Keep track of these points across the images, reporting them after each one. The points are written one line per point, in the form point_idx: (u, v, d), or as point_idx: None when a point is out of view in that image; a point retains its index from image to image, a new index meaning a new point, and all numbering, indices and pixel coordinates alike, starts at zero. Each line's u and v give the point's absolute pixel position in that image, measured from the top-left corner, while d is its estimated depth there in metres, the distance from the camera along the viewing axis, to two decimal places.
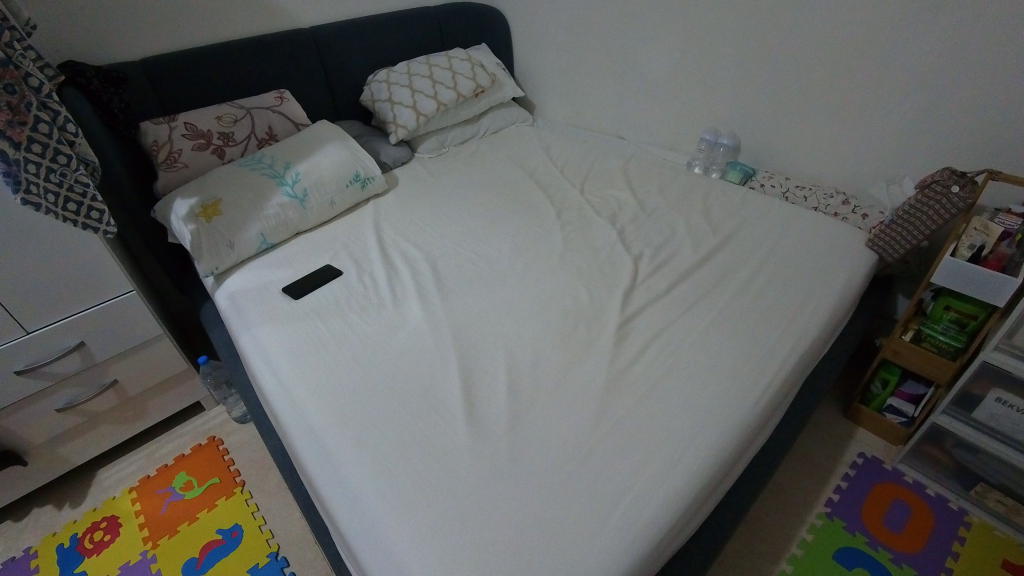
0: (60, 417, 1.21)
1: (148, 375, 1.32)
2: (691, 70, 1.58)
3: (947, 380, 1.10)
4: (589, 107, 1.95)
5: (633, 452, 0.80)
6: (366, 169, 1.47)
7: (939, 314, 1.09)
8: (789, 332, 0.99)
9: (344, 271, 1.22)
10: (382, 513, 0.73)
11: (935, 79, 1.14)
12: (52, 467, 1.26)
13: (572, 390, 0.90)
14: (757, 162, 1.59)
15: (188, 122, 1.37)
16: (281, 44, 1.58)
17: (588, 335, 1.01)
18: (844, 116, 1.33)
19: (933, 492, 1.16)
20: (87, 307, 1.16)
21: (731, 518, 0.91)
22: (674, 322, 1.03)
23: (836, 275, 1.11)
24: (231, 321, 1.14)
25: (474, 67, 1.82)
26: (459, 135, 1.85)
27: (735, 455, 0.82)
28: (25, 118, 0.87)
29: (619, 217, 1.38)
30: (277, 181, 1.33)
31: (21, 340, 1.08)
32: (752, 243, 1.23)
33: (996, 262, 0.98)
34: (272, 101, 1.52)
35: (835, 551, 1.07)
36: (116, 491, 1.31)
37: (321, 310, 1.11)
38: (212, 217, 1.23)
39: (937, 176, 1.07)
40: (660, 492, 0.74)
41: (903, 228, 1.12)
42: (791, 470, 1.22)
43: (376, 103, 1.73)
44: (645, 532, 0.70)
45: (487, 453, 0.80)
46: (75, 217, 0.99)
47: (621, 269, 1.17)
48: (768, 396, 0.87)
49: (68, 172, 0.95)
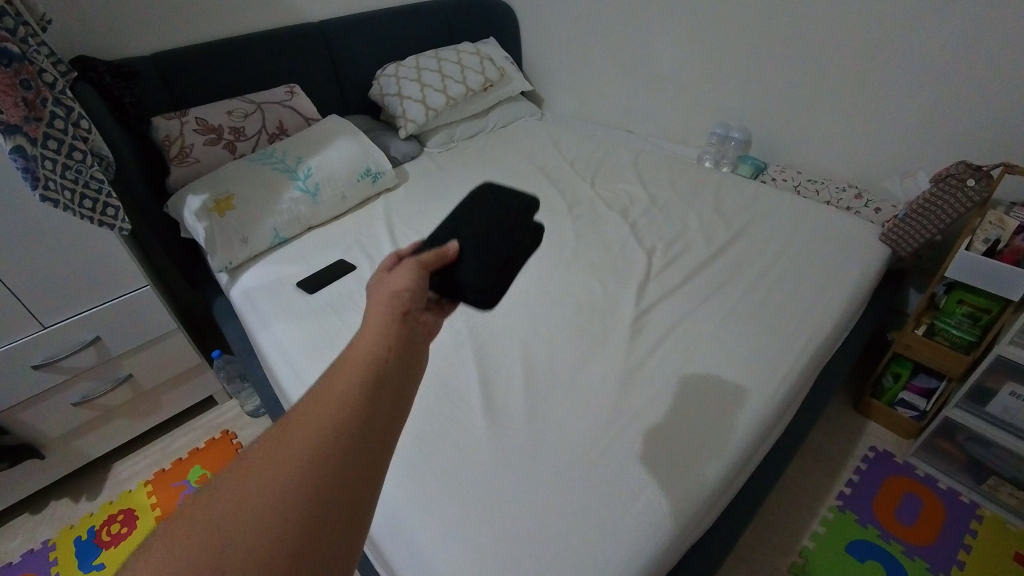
0: (76, 411, 1.22)
1: (162, 369, 1.33)
2: (702, 64, 1.57)
3: (961, 374, 1.10)
4: (598, 101, 1.95)
5: (650, 445, 0.80)
6: (376, 163, 1.47)
7: (952, 308, 1.09)
8: (804, 327, 0.99)
9: (357, 265, 1.23)
10: (405, 508, 0.74)
11: (949, 73, 1.14)
12: (69, 459, 1.27)
13: (589, 384, 0.91)
14: (768, 156, 1.58)
15: (199, 117, 1.37)
16: (290, 39, 1.58)
17: (602, 329, 1.01)
18: (857, 110, 1.32)
19: (945, 485, 1.17)
20: (103, 302, 1.16)
21: (746, 511, 0.92)
22: (688, 315, 1.03)
23: (850, 269, 1.11)
24: (247, 316, 1.15)
25: (482, 61, 1.82)
26: (468, 129, 1.85)
27: (751, 448, 0.82)
28: (41, 114, 0.88)
29: (631, 210, 1.37)
30: (289, 176, 1.34)
31: (38, 335, 1.09)
32: (765, 238, 1.23)
33: (1012, 256, 0.98)
34: (282, 96, 1.52)
35: (848, 543, 1.07)
36: (131, 484, 1.32)
37: (335, 304, 1.11)
38: (225, 212, 1.23)
39: (954, 169, 1.07)
40: (678, 485, 0.75)
41: (918, 222, 1.12)
42: (802, 464, 1.22)
43: (385, 97, 1.73)
44: (666, 524, 0.70)
45: (506, 447, 0.81)
46: (92, 213, 1.01)
47: (633, 263, 1.17)
48: (783, 391, 0.88)
49: (84, 168, 0.97)
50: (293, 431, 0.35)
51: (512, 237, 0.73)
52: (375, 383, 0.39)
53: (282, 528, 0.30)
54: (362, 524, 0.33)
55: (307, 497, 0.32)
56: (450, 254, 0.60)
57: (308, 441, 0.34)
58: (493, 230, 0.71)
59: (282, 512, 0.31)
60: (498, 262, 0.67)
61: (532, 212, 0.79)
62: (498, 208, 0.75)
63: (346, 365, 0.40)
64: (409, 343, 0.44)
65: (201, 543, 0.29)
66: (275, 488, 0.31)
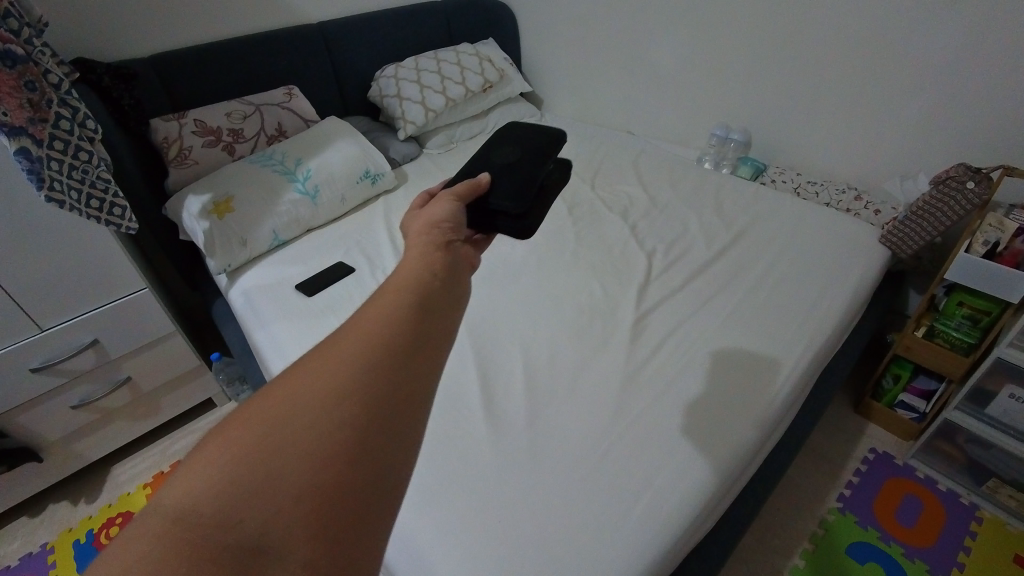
0: (75, 414, 1.21)
1: (162, 372, 1.32)
2: (702, 65, 1.57)
3: (960, 375, 1.10)
4: (598, 102, 1.95)
5: (652, 448, 0.80)
6: (376, 165, 1.47)
7: (952, 310, 1.09)
8: (805, 329, 0.99)
9: (357, 267, 1.23)
10: (405, 512, 0.74)
11: (949, 75, 1.14)
12: (68, 462, 1.27)
13: (590, 387, 0.91)
14: (768, 157, 1.58)
15: (198, 119, 1.36)
16: (290, 40, 1.57)
17: (603, 331, 1.01)
18: (857, 112, 1.32)
19: (944, 487, 1.17)
20: (102, 304, 1.16)
21: (747, 513, 0.92)
22: (689, 318, 1.03)
23: (850, 271, 1.11)
24: (246, 318, 1.14)
25: (482, 62, 1.81)
26: (468, 130, 1.85)
27: (752, 451, 0.82)
28: (46, 115, 0.87)
29: (631, 212, 1.37)
30: (289, 178, 1.34)
31: (37, 338, 1.09)
32: (765, 239, 1.23)
33: (1011, 259, 0.97)
34: (281, 97, 1.52)
35: (847, 545, 1.07)
36: (130, 487, 1.32)
37: (335, 306, 1.11)
38: (225, 214, 1.23)
39: (953, 171, 1.06)
40: (680, 488, 0.75)
41: (918, 224, 1.12)
42: (803, 465, 1.23)
43: (384, 98, 1.73)
44: (667, 527, 0.70)
45: (507, 450, 0.81)
46: (99, 213, 1.00)
47: (634, 265, 1.17)
48: (784, 393, 0.88)
49: (90, 168, 0.96)
50: (341, 348, 0.38)
51: (541, 164, 0.78)
52: (414, 310, 0.42)
53: (336, 427, 0.33)
54: (409, 426, 0.36)
55: (356, 413, 0.34)
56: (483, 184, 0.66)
57: (356, 356, 0.37)
58: (524, 161, 0.76)
59: (335, 413, 0.34)
60: (532, 189, 0.71)
61: (558, 145, 0.84)
62: (524, 142, 0.81)
63: (386, 302, 0.42)
64: (445, 278, 0.47)
65: (263, 439, 0.32)
66: (325, 402, 0.34)
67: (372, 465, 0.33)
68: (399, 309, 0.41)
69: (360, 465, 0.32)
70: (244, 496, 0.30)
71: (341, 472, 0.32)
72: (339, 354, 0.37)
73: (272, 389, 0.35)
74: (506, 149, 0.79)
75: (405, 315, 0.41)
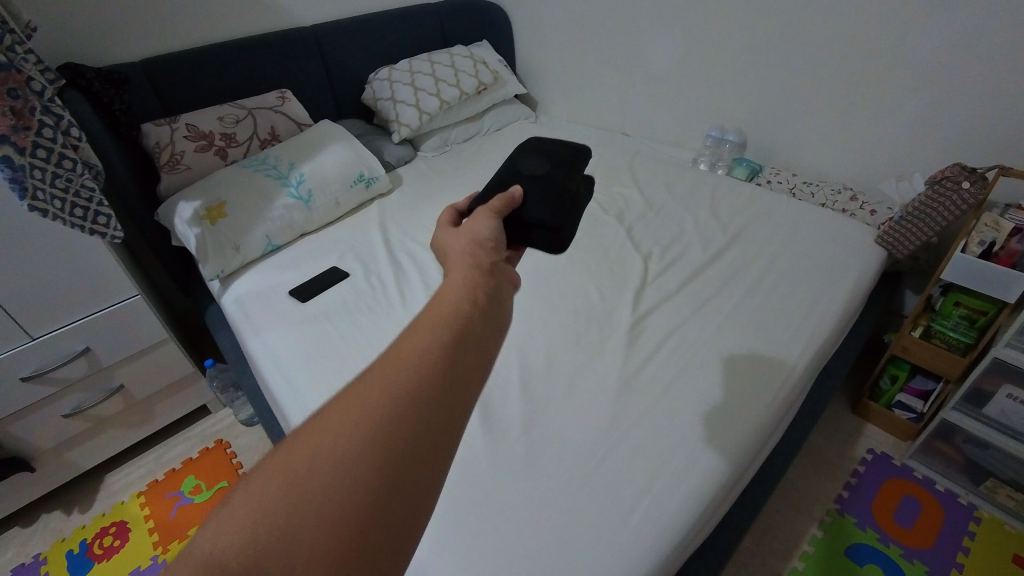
0: (67, 423, 1.20)
1: (155, 379, 1.31)
2: (696, 67, 1.57)
3: (958, 375, 1.10)
4: (593, 104, 1.94)
5: (649, 453, 0.79)
6: (370, 168, 1.46)
7: (948, 310, 1.09)
8: (802, 331, 0.98)
9: (351, 272, 1.22)
10: None
11: (944, 75, 1.14)
12: (60, 471, 1.25)
13: (587, 392, 0.90)
14: (763, 158, 1.58)
15: (190, 124, 1.35)
16: (283, 44, 1.56)
17: (600, 336, 1.00)
18: (852, 112, 1.32)
19: (942, 488, 1.17)
20: (93, 312, 1.15)
21: (746, 518, 0.91)
22: (686, 320, 1.03)
23: (846, 272, 1.11)
24: (239, 324, 1.13)
25: (476, 64, 1.81)
26: (463, 132, 1.84)
27: (751, 455, 0.82)
28: (29, 123, 0.86)
29: (627, 214, 1.37)
30: (282, 182, 1.32)
31: (27, 346, 1.07)
32: (761, 241, 1.23)
33: (1008, 259, 0.97)
34: (274, 101, 1.51)
35: (846, 547, 1.07)
36: (124, 495, 1.30)
37: (330, 312, 1.10)
38: (218, 219, 1.22)
39: (948, 172, 1.06)
40: (677, 494, 0.74)
41: (914, 224, 1.11)
42: (801, 467, 1.22)
43: (378, 101, 1.72)
44: (667, 534, 0.70)
45: (504, 458, 0.80)
46: (83, 222, 0.99)
47: (631, 268, 1.17)
48: (782, 396, 0.87)
49: (74, 176, 0.95)
50: (380, 380, 0.36)
51: (570, 178, 0.78)
52: (453, 347, 0.40)
53: (365, 483, 0.32)
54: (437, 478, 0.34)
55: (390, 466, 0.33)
56: (515, 196, 0.65)
57: (391, 399, 0.35)
58: (554, 171, 0.76)
59: (365, 467, 0.32)
60: (563, 201, 0.72)
61: (586, 156, 0.85)
62: (552, 152, 0.81)
63: (426, 329, 0.40)
64: (483, 308, 0.45)
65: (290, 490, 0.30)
66: (357, 450, 0.32)
67: (398, 523, 0.32)
68: (438, 340, 0.40)
69: (385, 524, 0.31)
70: (260, 558, 0.28)
71: (363, 532, 0.31)
72: (378, 389, 0.35)
73: (301, 431, 0.34)
74: (535, 161, 0.78)
75: (445, 347, 0.39)
